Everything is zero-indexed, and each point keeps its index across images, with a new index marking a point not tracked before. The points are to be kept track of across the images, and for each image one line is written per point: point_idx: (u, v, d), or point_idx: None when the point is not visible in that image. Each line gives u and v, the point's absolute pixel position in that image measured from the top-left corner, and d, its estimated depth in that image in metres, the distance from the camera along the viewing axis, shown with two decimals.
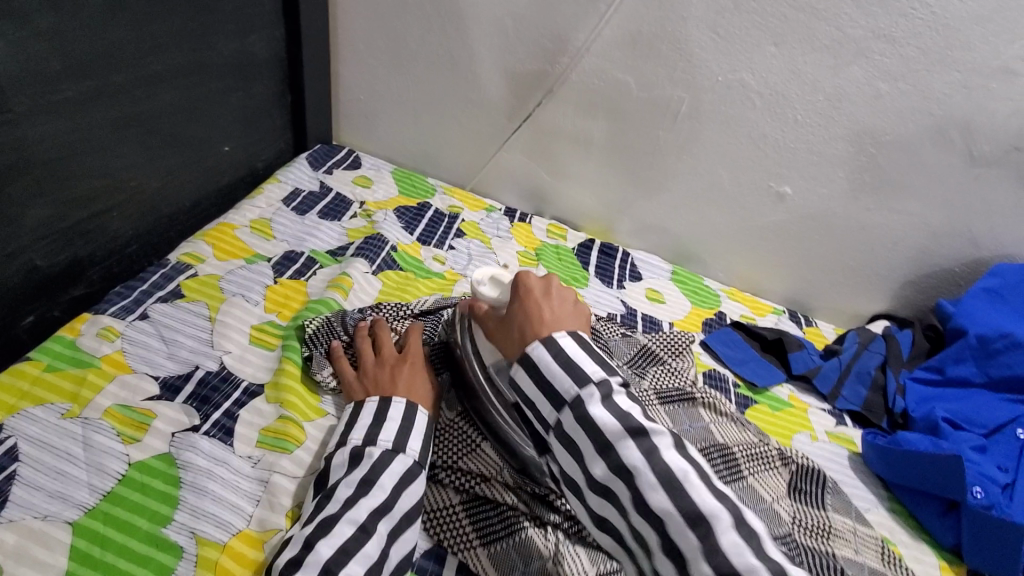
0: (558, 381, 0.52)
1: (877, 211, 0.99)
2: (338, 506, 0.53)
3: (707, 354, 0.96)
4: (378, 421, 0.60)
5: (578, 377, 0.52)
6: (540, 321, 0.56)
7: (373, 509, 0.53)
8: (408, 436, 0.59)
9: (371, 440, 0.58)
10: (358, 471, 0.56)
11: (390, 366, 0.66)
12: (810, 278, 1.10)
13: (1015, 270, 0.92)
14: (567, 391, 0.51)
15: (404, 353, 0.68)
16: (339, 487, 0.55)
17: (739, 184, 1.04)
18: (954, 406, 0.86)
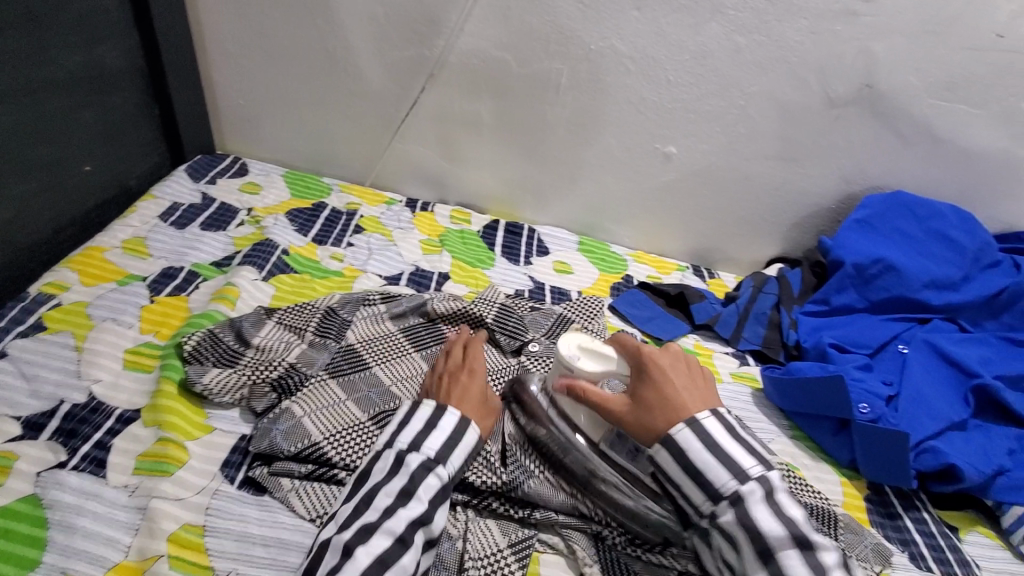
0: (714, 478, 0.54)
1: (755, 159, 1.04)
2: (377, 514, 0.53)
3: (615, 316, 0.99)
4: (429, 428, 0.58)
5: (736, 473, 0.54)
6: (682, 407, 0.58)
7: (413, 520, 0.53)
8: (453, 449, 0.58)
9: (416, 444, 0.57)
10: (401, 478, 0.55)
11: (448, 377, 0.65)
12: (707, 231, 1.15)
13: (881, 200, 0.98)
14: (726, 486, 0.54)
15: (464, 360, 0.67)
16: (379, 495, 0.54)
17: (628, 148, 1.07)
18: (840, 331, 0.91)
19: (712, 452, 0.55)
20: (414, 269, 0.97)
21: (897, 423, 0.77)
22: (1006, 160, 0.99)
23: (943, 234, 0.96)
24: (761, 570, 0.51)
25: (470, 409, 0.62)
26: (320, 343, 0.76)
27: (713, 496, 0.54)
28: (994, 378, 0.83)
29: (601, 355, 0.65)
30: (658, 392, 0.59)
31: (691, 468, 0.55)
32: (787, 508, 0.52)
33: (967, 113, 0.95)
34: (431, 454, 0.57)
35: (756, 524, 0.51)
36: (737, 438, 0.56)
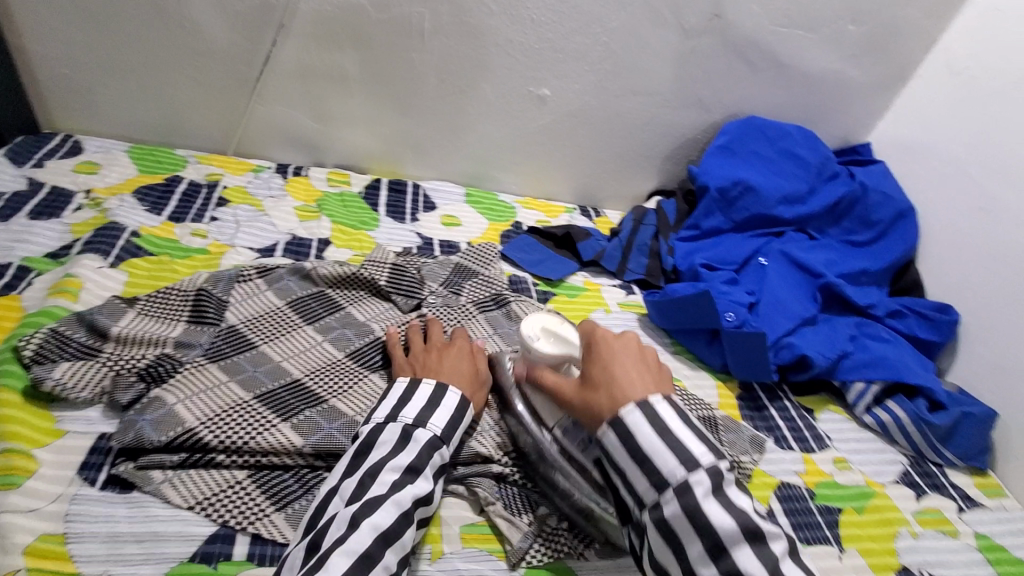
0: (660, 466, 0.49)
1: (625, 95, 1.08)
2: (384, 488, 0.52)
3: (506, 263, 1.00)
4: (432, 406, 0.59)
5: (687, 459, 0.49)
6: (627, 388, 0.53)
7: (418, 497, 0.53)
8: (433, 409, 0.59)
9: (422, 421, 0.57)
10: (409, 454, 0.55)
11: (437, 351, 0.67)
12: (589, 171, 1.19)
13: (736, 126, 1.06)
14: (673, 473, 0.49)
15: (452, 340, 0.69)
16: (384, 470, 0.53)
17: (502, 94, 1.06)
18: (710, 252, 0.98)
19: (665, 440, 0.50)
20: (290, 238, 0.91)
21: (758, 326, 0.85)
22: (839, 80, 1.09)
23: (791, 152, 1.05)
24: (676, 508, 0.49)
25: (444, 372, 0.63)
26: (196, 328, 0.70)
27: (657, 483, 0.50)
28: (835, 276, 0.94)
29: (561, 338, 0.64)
30: (605, 375, 0.55)
31: (638, 454, 0.50)
32: (720, 461, 0.51)
33: (804, 39, 1.03)
34: (411, 420, 0.57)
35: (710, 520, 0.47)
36: (684, 420, 0.51)
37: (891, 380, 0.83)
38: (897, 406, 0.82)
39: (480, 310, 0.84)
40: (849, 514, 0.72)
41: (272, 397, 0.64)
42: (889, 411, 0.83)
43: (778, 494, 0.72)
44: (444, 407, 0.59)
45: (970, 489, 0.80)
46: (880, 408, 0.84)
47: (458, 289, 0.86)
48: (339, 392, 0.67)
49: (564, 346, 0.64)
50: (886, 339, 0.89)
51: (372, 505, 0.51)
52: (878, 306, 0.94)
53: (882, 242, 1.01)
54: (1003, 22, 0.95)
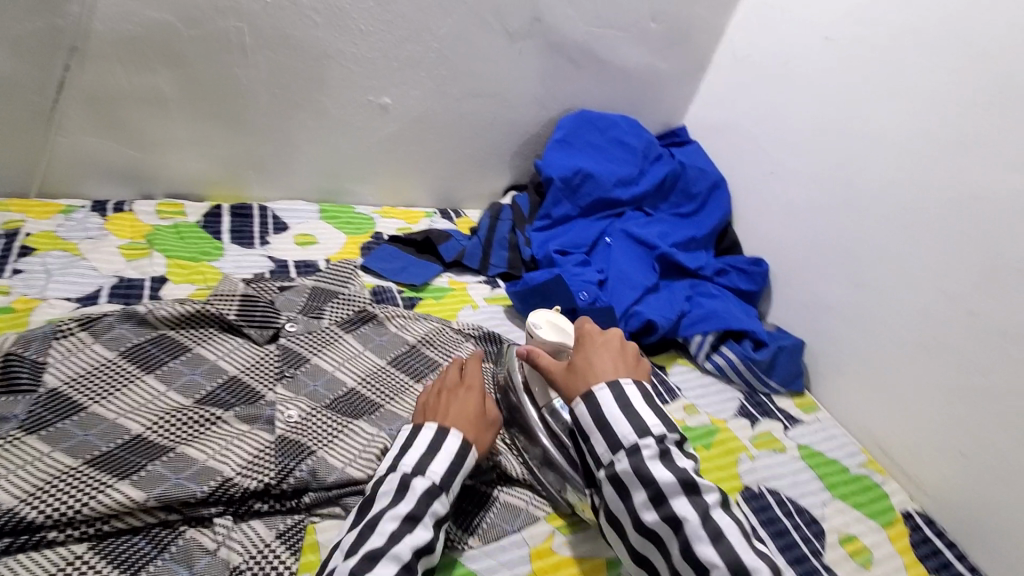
0: (618, 429, 0.60)
1: (465, 98, 1.12)
2: (383, 539, 0.54)
3: (369, 275, 0.99)
4: (432, 452, 0.60)
5: (637, 427, 0.60)
6: (603, 368, 0.65)
7: (416, 548, 0.55)
8: (433, 457, 0.60)
9: (421, 469, 0.59)
10: (407, 503, 0.57)
11: (447, 393, 0.67)
12: (444, 174, 1.22)
13: (570, 121, 1.16)
14: (627, 438, 0.59)
15: (462, 377, 0.70)
16: (383, 520, 0.55)
17: (342, 105, 1.05)
18: (562, 238, 1.06)
19: (623, 410, 0.61)
20: (118, 280, 0.84)
21: (608, 300, 0.94)
22: (652, 72, 1.22)
23: (620, 140, 1.17)
24: (650, 510, 0.57)
25: (443, 415, 0.64)
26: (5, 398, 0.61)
27: (614, 446, 0.60)
28: (668, 246, 1.06)
29: (560, 328, 0.82)
30: (586, 361, 0.67)
31: (601, 420, 0.61)
32: (677, 461, 0.59)
33: (616, 36, 1.14)
34: (410, 468, 0.59)
35: (650, 471, 0.57)
36: (648, 402, 0.63)
37: (722, 329, 0.96)
38: (729, 350, 0.96)
39: (345, 329, 0.83)
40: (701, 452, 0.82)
41: (108, 459, 0.58)
42: (724, 355, 0.96)
43: None
44: (443, 455, 0.61)
45: (792, 409, 0.96)
46: (717, 353, 0.96)
47: (318, 311, 0.84)
48: (192, 438, 0.62)
49: (558, 337, 0.81)
50: (715, 295, 1.03)
51: (372, 556, 0.52)
52: (706, 267, 1.08)
53: (703, 212, 1.16)
54: (767, 15, 1.13)
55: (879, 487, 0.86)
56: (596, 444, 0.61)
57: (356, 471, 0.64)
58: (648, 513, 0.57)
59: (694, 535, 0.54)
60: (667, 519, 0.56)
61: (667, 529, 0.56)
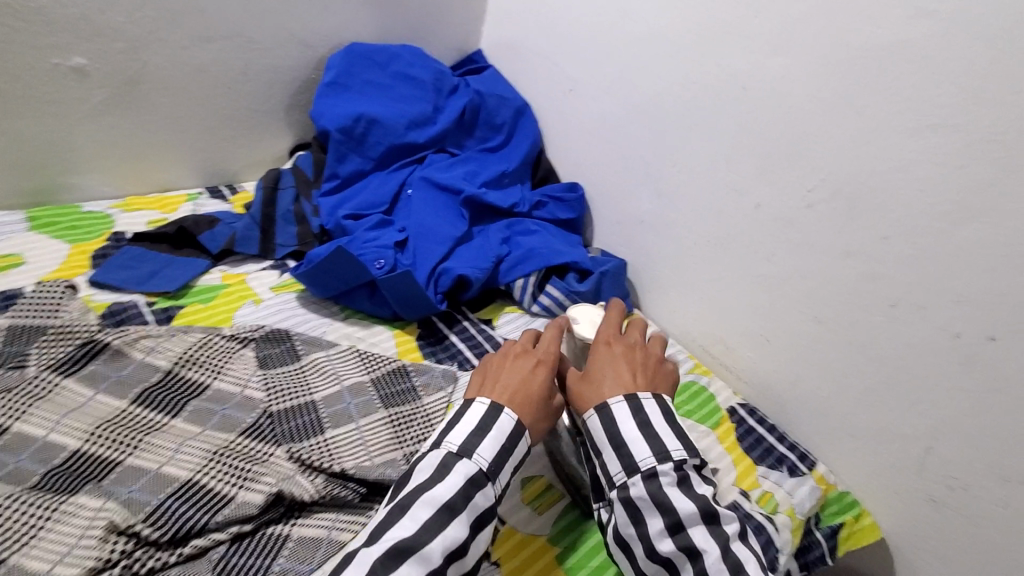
0: (636, 451, 0.54)
1: (197, 45, 0.90)
2: (410, 529, 0.48)
3: (105, 291, 0.77)
4: (481, 432, 0.54)
5: (658, 451, 0.54)
6: (620, 381, 0.59)
7: (447, 549, 0.48)
8: (480, 436, 0.54)
9: (467, 450, 0.53)
10: (448, 488, 0.50)
11: (510, 361, 0.61)
12: (203, 145, 0.99)
13: (340, 59, 0.98)
14: (644, 462, 0.54)
15: (529, 347, 0.63)
16: (417, 505, 0.49)
17: (7, 73, 0.78)
18: (355, 199, 0.92)
19: (643, 432, 0.55)
20: None
21: (411, 262, 0.82)
22: None
23: (405, 74, 1.02)
24: (665, 540, 0.52)
25: (498, 386, 0.58)
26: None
27: (629, 468, 0.54)
28: (476, 187, 0.96)
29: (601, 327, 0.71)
30: (600, 371, 0.61)
31: (616, 440, 0.56)
32: (698, 488, 0.54)
33: None
34: (455, 446, 0.53)
35: (670, 499, 0.52)
36: (670, 423, 0.57)
37: (543, 267, 0.90)
38: (553, 287, 0.90)
39: (61, 372, 0.62)
40: None
41: None
42: (549, 294, 0.90)
43: None
44: (494, 439, 0.54)
45: None
46: (542, 293, 0.91)
47: (22, 357, 0.63)
48: None
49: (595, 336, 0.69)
50: (533, 231, 0.96)
51: (398, 554, 0.46)
52: (521, 203, 1.00)
53: (512, 143, 1.08)
54: None
55: (706, 390, 0.88)
56: (609, 462, 0.55)
57: (67, 568, 0.48)
58: (665, 542, 0.52)
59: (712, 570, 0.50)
60: (682, 550, 0.51)
61: (682, 560, 0.51)
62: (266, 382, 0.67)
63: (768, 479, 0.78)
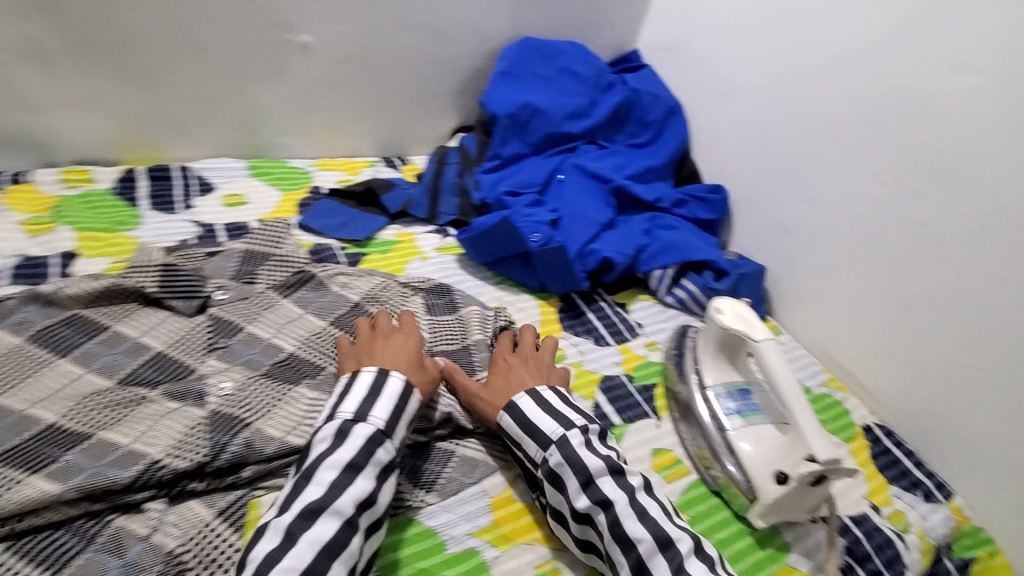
0: (546, 427, 0.61)
1: (396, 31, 1.02)
2: (323, 488, 0.53)
3: (307, 233, 0.92)
4: (374, 396, 0.59)
5: (563, 421, 0.61)
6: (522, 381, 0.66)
7: (359, 500, 0.53)
8: (371, 402, 0.58)
9: (363, 415, 0.57)
10: (349, 449, 0.55)
11: (381, 337, 0.67)
12: (384, 119, 1.13)
13: (513, 51, 1.07)
14: (553, 432, 0.60)
15: (399, 325, 0.70)
16: (320, 470, 0.54)
17: (254, 46, 0.94)
18: (513, 179, 1.00)
19: (546, 409, 0.62)
20: (22, 259, 0.75)
21: (563, 240, 0.89)
22: None
23: (568, 68, 1.09)
24: (581, 496, 0.57)
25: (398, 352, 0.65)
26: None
27: (545, 446, 0.60)
28: (625, 179, 1.01)
29: (744, 318, 0.72)
30: (507, 376, 0.67)
31: (525, 426, 0.62)
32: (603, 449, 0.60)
33: None
34: (351, 415, 0.57)
35: (580, 456, 0.58)
36: (567, 403, 0.64)
37: (682, 261, 0.93)
38: (690, 282, 0.93)
39: (281, 291, 0.77)
40: (664, 386, 0.79)
41: (17, 453, 0.53)
42: (684, 287, 0.93)
43: (603, 386, 0.77)
44: (403, 415, 0.60)
45: None
46: (678, 287, 0.94)
47: (252, 276, 0.78)
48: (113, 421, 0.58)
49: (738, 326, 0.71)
50: (674, 227, 0.99)
51: (314, 511, 0.51)
52: (665, 199, 1.04)
53: (660, 140, 1.11)
54: None
55: (840, 404, 0.87)
56: (528, 447, 0.61)
57: (297, 439, 0.61)
58: (581, 499, 0.57)
59: (623, 513, 0.56)
60: (597, 503, 0.56)
61: (598, 511, 0.57)
62: (432, 328, 0.77)
63: (902, 499, 0.76)
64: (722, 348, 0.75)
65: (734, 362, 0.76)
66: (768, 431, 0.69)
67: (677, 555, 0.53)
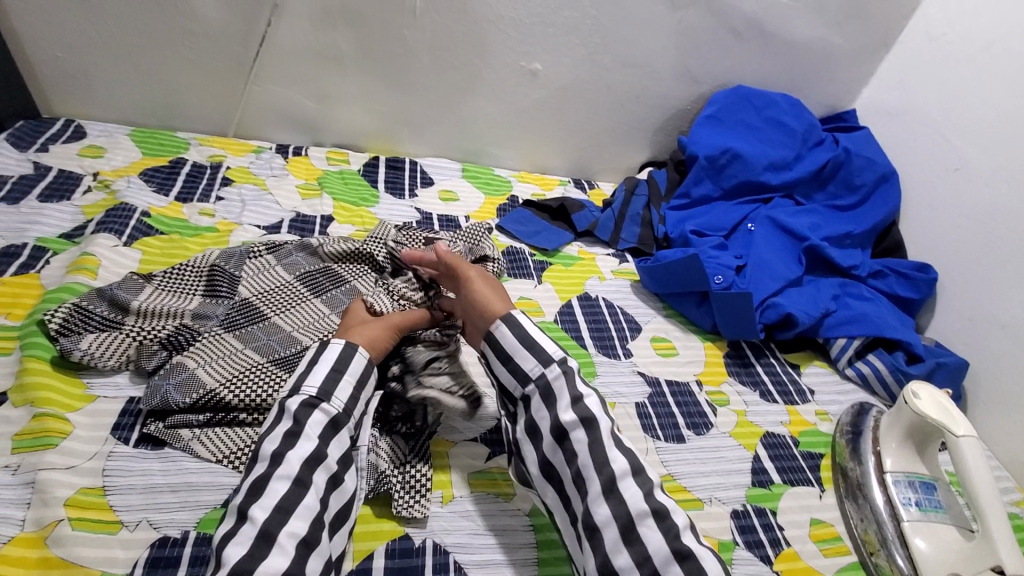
0: (543, 347, 0.61)
1: (615, 68, 1.10)
2: (266, 465, 0.52)
3: (503, 235, 1.03)
4: (313, 365, 0.59)
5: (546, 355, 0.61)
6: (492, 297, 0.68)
7: (304, 460, 0.53)
8: (312, 369, 0.59)
9: (298, 388, 0.57)
10: (293, 420, 0.55)
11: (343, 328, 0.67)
12: (583, 145, 1.22)
13: (724, 97, 1.10)
14: (554, 354, 0.61)
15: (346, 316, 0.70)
16: (264, 446, 0.53)
17: (493, 68, 1.07)
18: (701, 219, 1.02)
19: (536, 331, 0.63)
20: (294, 215, 0.95)
21: (745, 287, 0.89)
22: (824, 47, 1.12)
23: (777, 120, 1.08)
24: (569, 410, 0.57)
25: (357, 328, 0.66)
26: (211, 302, 0.74)
27: (542, 362, 0.61)
28: (820, 239, 0.98)
29: (946, 408, 0.67)
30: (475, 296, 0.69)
31: (523, 343, 0.62)
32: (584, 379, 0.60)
33: (788, 7, 1.06)
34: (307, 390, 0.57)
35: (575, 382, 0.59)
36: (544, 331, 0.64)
37: (872, 335, 0.87)
38: (877, 359, 0.87)
39: None
40: (832, 458, 0.76)
41: (286, 361, 0.68)
42: (869, 363, 0.87)
43: (764, 442, 0.76)
44: (350, 380, 0.60)
45: None
46: (861, 361, 0.88)
47: None
48: None
49: (943, 417, 0.66)
50: (868, 298, 0.93)
51: (257, 488, 0.51)
52: (861, 267, 0.98)
53: (865, 206, 1.05)
54: None
55: None
56: (522, 362, 0.61)
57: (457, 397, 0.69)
58: (567, 414, 0.57)
59: (605, 438, 0.55)
60: (581, 420, 0.56)
61: (581, 429, 0.56)
62: (600, 346, 0.84)
63: None
64: (912, 436, 0.71)
65: (923, 454, 0.71)
66: (948, 533, 0.65)
67: (648, 482, 0.53)
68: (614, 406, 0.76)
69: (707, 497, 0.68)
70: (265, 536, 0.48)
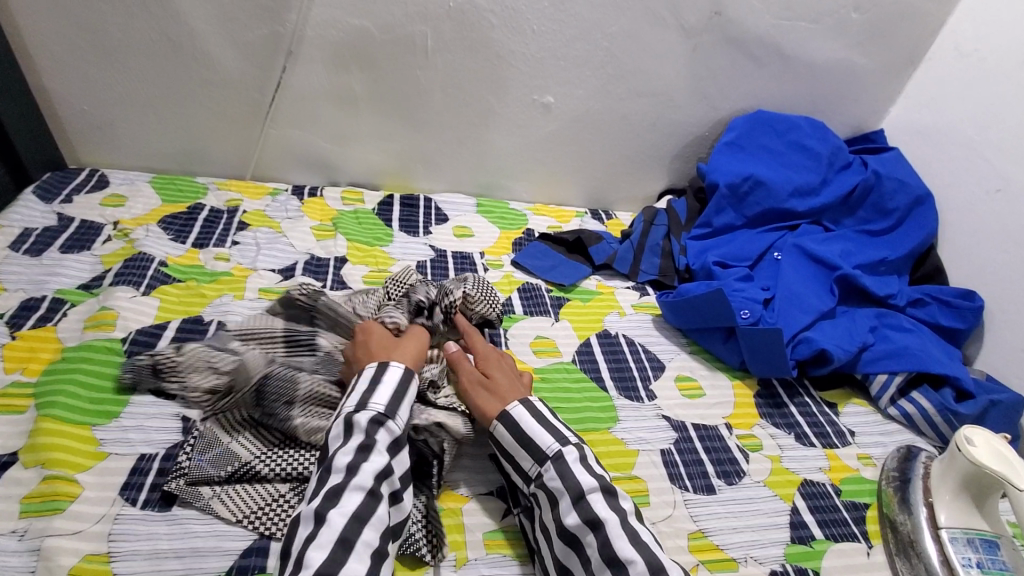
0: (541, 441, 0.60)
1: (630, 97, 1.08)
2: (340, 475, 0.52)
3: (519, 270, 1.01)
4: (397, 397, 0.60)
5: (560, 437, 0.60)
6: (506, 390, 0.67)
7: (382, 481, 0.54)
8: (400, 402, 0.60)
9: (390, 411, 0.58)
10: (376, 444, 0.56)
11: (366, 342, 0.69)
12: (599, 175, 1.20)
13: (743, 122, 1.06)
14: (549, 448, 0.60)
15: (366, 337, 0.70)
16: (337, 456, 0.54)
17: (507, 103, 1.07)
18: (724, 249, 0.99)
19: (543, 424, 0.62)
20: (308, 257, 0.95)
21: (774, 321, 0.85)
22: (847, 68, 1.08)
23: (801, 144, 1.05)
24: (572, 512, 0.55)
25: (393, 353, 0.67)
26: (262, 337, 0.75)
27: (540, 459, 0.60)
28: (853, 268, 0.93)
29: (1002, 453, 0.62)
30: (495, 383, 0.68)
31: (522, 439, 0.61)
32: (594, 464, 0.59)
33: (807, 29, 1.03)
34: (381, 409, 0.58)
35: (574, 475, 0.57)
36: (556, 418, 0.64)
37: (916, 371, 0.81)
38: (922, 397, 0.80)
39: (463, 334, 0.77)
40: (878, 509, 0.69)
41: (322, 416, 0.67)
42: (913, 402, 0.81)
43: (801, 492, 0.70)
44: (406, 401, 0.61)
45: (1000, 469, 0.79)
46: (905, 399, 0.82)
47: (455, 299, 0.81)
48: None
49: (999, 461, 0.61)
50: (908, 329, 0.88)
51: (336, 491, 0.51)
52: (899, 296, 0.93)
53: (899, 230, 1.00)
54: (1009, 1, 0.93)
55: None
56: (522, 461, 0.61)
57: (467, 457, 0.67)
58: (570, 516, 0.55)
59: (613, 535, 0.52)
60: (586, 522, 0.54)
61: (587, 531, 0.54)
62: (621, 389, 0.80)
63: None
64: (967, 487, 0.65)
65: (981, 506, 0.65)
66: None
67: None
68: (638, 454, 0.72)
69: (742, 557, 0.63)
70: (345, 542, 0.49)
